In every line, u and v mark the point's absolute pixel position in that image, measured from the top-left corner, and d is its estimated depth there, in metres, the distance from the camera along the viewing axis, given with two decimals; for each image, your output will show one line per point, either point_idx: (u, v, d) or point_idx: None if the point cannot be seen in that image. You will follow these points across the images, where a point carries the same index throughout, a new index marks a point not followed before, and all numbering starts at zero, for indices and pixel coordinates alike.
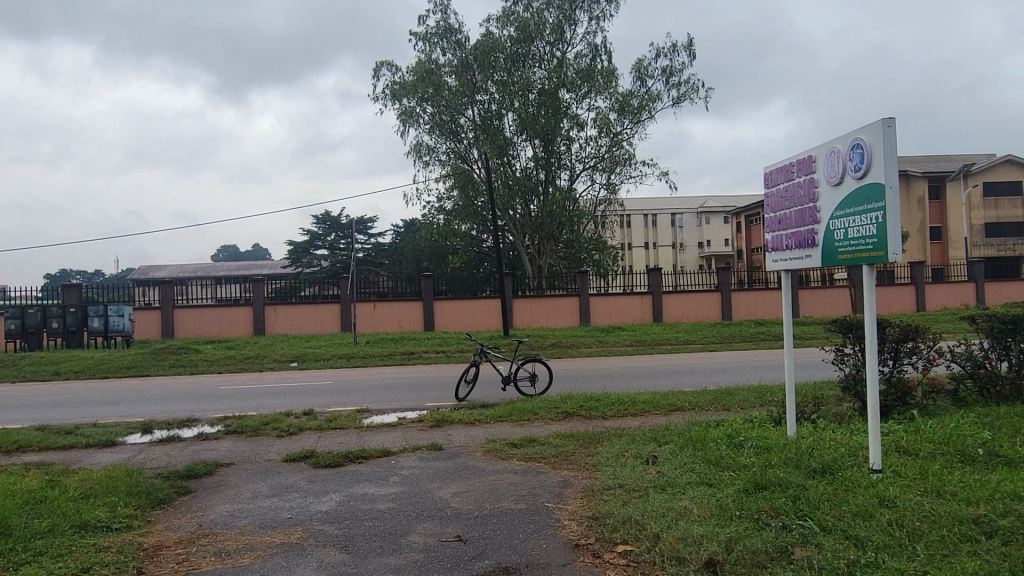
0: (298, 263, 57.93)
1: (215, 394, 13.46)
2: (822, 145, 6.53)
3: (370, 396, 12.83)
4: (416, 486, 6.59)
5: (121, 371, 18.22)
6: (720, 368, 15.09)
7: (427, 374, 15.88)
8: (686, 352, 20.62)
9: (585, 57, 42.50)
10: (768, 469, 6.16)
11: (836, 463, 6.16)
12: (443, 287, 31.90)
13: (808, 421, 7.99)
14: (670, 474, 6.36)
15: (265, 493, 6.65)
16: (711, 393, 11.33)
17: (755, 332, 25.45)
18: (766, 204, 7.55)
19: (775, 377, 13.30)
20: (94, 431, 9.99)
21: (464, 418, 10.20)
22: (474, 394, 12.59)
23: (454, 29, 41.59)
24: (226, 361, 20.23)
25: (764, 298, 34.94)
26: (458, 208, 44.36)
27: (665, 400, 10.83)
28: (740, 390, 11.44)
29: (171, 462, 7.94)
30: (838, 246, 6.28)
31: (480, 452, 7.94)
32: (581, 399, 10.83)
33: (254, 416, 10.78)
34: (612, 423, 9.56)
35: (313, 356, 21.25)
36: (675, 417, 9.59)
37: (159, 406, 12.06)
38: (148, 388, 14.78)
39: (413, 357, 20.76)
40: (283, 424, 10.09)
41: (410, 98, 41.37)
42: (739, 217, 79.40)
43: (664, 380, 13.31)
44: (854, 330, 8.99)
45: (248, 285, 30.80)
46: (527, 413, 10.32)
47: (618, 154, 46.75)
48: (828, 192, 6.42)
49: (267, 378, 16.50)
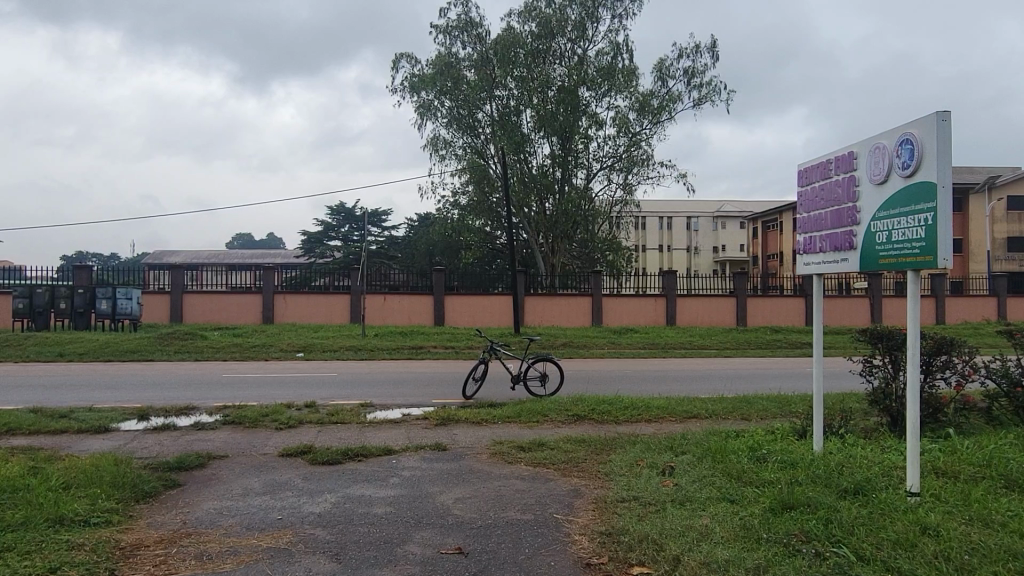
0: (311, 253, 57.78)
1: (216, 383, 13.12)
2: (866, 140, 6.08)
3: (376, 389, 12.46)
4: (416, 489, 6.19)
5: (125, 355, 17.96)
6: (736, 375, 14.64)
7: (434, 370, 15.49)
8: (700, 357, 20.16)
9: (607, 54, 42.01)
10: (796, 487, 5.72)
11: (869, 484, 5.72)
12: (455, 282, 31.59)
13: (835, 435, 7.53)
14: (689, 488, 5.95)
15: (257, 490, 6.27)
16: (730, 401, 10.89)
17: (771, 339, 24.91)
18: (799, 203, 7.10)
19: (794, 386, 12.83)
20: (88, 416, 9.66)
21: (470, 417, 9.81)
22: (483, 392, 12.22)
23: (475, 22, 41.21)
24: (232, 348, 19.96)
25: (780, 305, 34.37)
26: (472, 203, 44.07)
27: (680, 406, 10.41)
28: (760, 399, 11.00)
29: (162, 452, 7.58)
30: (880, 250, 5.84)
31: (485, 454, 7.55)
32: (592, 402, 10.40)
33: (253, 407, 10.42)
34: (625, 428, 9.15)
35: (320, 347, 20.94)
36: (692, 425, 9.18)
37: (158, 393, 11.73)
38: (149, 374, 14.47)
39: (421, 352, 20.40)
40: (282, 416, 9.71)
41: (429, 91, 41.07)
42: (756, 222, 78.56)
43: (679, 385, 12.87)
44: (884, 342, 8.49)
45: (259, 273, 30.55)
46: (536, 415, 9.92)
47: (636, 154, 46.23)
48: (870, 191, 5.97)
49: (271, 367, 16.17)
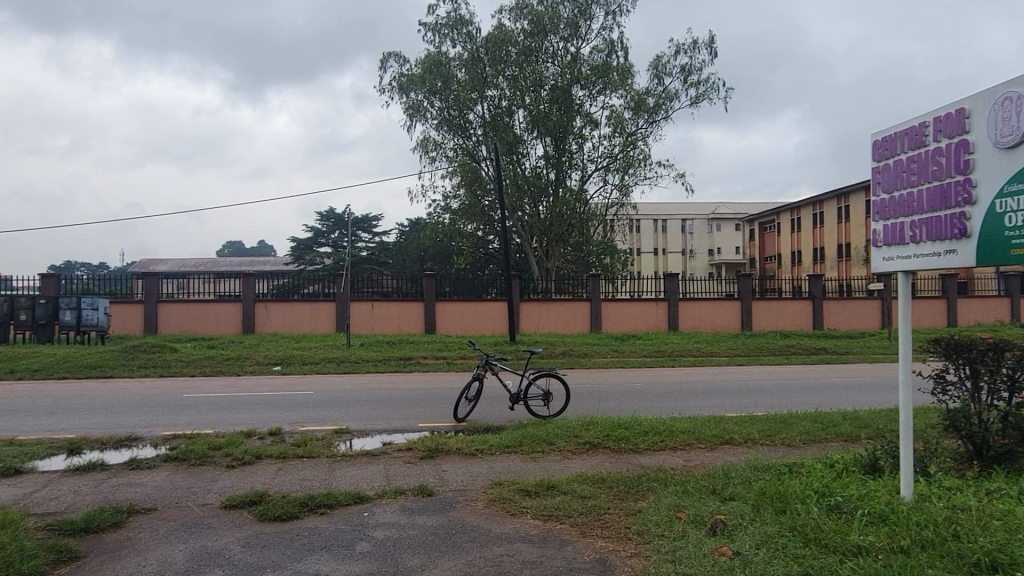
0: (300, 261, 56.07)
1: (173, 405, 11.50)
2: (987, 93, 4.67)
3: (355, 411, 10.87)
4: (391, 562, 4.63)
5: (83, 371, 16.32)
6: (759, 390, 13.13)
7: (423, 385, 13.90)
8: (712, 366, 18.65)
9: (601, 52, 40.61)
10: (902, 561, 4.19)
11: (1002, 553, 4.19)
12: (447, 288, 30.07)
13: (924, 475, 5.97)
14: (758, 560, 4.41)
15: (178, 566, 4.68)
16: (766, 423, 9.45)
17: (784, 345, 23.44)
18: (874, 182, 5.62)
19: (830, 402, 11.33)
20: (6, 451, 8.06)
21: (463, 446, 8.28)
22: (476, 413, 10.68)
23: (465, 20, 39.64)
24: (203, 362, 18.28)
25: (786, 308, 32.95)
26: (464, 207, 42.52)
27: (711, 430, 8.97)
28: (800, 422, 9.57)
29: (70, 507, 5.97)
30: (1015, 235, 4.43)
31: (481, 504, 5.97)
32: (607, 426, 8.87)
33: (207, 436, 8.83)
34: (650, 460, 7.67)
35: (300, 359, 19.24)
36: (732, 457, 7.75)
37: (100, 419, 10.11)
38: (101, 394, 12.82)
39: (409, 364, 18.78)
40: (237, 449, 8.12)
41: (418, 91, 39.55)
42: (753, 223, 77.31)
43: (700, 402, 11.35)
44: (964, 353, 6.94)
45: (239, 280, 28.94)
46: (540, 443, 8.39)
47: (633, 154, 44.88)
48: (995, 160, 4.58)
49: (242, 384, 14.56)
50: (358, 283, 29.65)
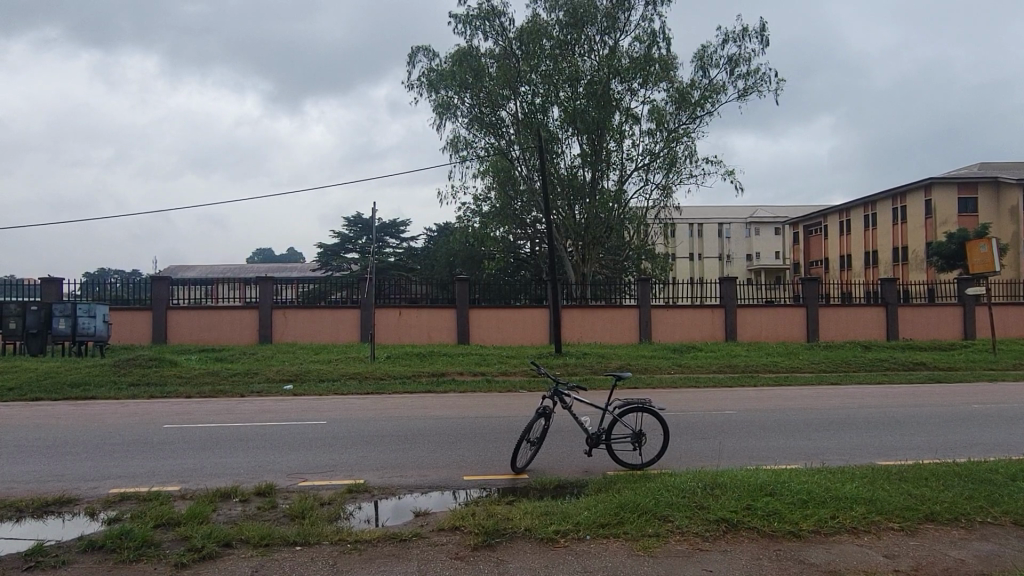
0: (327, 267, 53.90)
1: (141, 442, 8.90)
2: None
3: (380, 457, 8.15)
4: None
5: (62, 392, 13.80)
6: (894, 424, 10.10)
7: (462, 414, 11.08)
8: (804, 385, 15.51)
9: (643, 43, 37.58)
10: None
11: None
12: (480, 295, 27.34)
13: None
14: None
15: None
16: (964, 484, 6.53)
17: (873, 359, 20.28)
18: None
19: (1014, 449, 8.38)
20: None
21: (534, 526, 5.50)
22: (539, 458, 7.96)
23: (497, 11, 36.83)
24: (205, 380, 15.69)
25: (855, 316, 29.74)
26: (496, 210, 39.64)
27: (892, 499, 6.06)
28: (1014, 482, 6.59)
29: None
30: None
31: None
32: (744, 492, 6.02)
33: (167, 502, 6.17)
34: (840, 565, 4.81)
35: (315, 375, 16.60)
36: (972, 564, 4.84)
37: (35, 468, 7.53)
38: (63, 424, 10.26)
39: (442, 382, 16.05)
40: (198, 530, 5.39)
41: (449, 87, 37.05)
42: (797, 227, 73.54)
43: (838, 447, 8.46)
44: None
45: (256, 285, 26.57)
46: (647, 521, 5.56)
47: (675, 152, 41.82)
48: None
49: (241, 410, 11.87)
50: (385, 289, 27.04)
